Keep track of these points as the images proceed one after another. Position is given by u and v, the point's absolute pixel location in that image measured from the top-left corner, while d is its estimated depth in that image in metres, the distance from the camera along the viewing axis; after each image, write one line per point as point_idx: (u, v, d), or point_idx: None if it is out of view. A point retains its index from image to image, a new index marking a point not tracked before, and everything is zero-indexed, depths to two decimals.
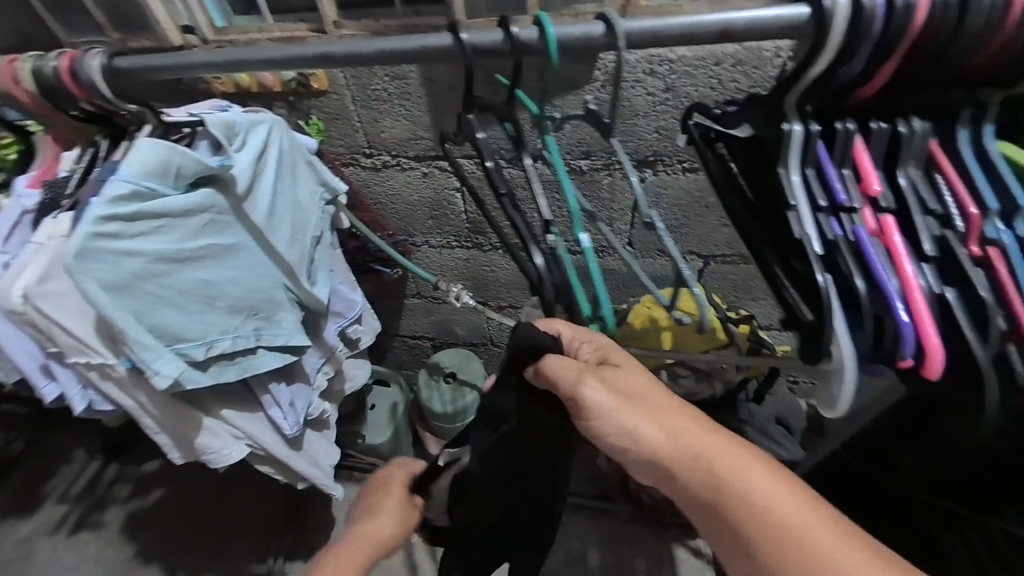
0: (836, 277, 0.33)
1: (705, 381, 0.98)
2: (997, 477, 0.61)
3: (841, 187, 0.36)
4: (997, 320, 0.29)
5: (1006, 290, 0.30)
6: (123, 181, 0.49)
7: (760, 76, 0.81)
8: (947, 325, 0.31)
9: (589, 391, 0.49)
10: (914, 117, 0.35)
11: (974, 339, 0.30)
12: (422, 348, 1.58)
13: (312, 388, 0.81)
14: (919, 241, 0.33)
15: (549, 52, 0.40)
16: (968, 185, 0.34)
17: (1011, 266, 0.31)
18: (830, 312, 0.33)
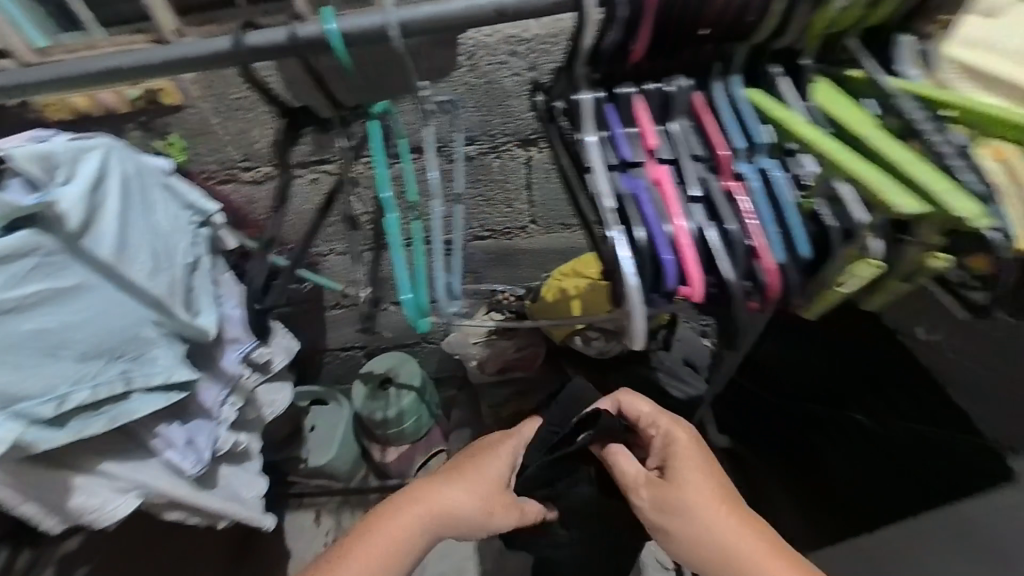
0: (625, 230, 0.37)
1: (614, 339, 1.06)
2: (889, 393, 0.68)
3: (628, 145, 0.40)
4: (738, 243, 0.35)
5: (747, 218, 0.36)
6: None
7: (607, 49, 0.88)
8: (707, 254, 0.36)
9: (637, 495, 0.65)
10: (676, 77, 0.41)
11: (725, 262, 0.35)
12: (356, 357, 1.54)
13: (217, 423, 0.77)
14: (686, 186, 0.38)
15: (334, 48, 0.41)
16: (723, 133, 0.39)
17: (752, 197, 0.36)
18: (621, 262, 0.36)
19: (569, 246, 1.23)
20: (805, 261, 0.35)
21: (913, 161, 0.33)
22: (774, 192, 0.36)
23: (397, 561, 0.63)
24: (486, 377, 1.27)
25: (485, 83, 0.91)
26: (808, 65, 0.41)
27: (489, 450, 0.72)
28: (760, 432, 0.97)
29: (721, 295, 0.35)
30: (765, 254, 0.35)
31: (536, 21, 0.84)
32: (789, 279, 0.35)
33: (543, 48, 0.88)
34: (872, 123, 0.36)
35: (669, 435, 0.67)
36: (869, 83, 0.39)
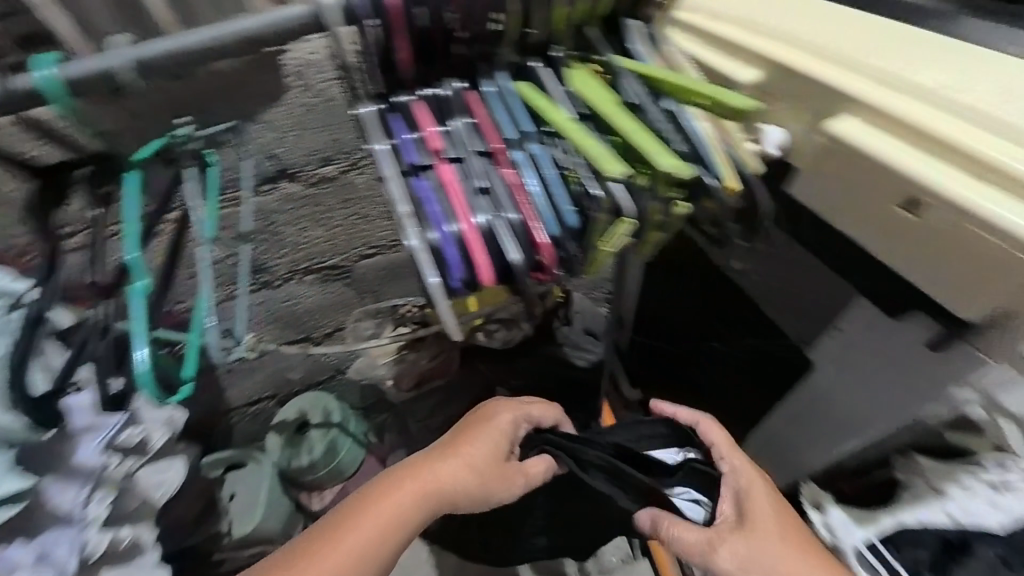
0: (418, 233, 0.38)
1: (513, 326, 1.10)
2: (732, 323, 0.78)
3: (416, 150, 0.42)
4: (518, 227, 0.38)
5: (524, 200, 0.39)
6: None
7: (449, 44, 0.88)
8: (495, 241, 0.38)
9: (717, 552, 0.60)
10: (449, 82, 0.44)
11: (510, 246, 0.38)
12: (267, 410, 1.43)
13: (76, 529, 0.58)
14: (470, 180, 0.41)
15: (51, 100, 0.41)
16: (497, 126, 0.43)
17: (524, 182, 0.40)
18: (418, 264, 0.37)
19: None
20: (573, 231, 0.39)
21: (636, 129, 0.40)
22: (541, 175, 0.40)
23: (395, 537, 0.59)
24: (405, 393, 1.26)
25: (324, 100, 0.88)
26: (560, 55, 0.46)
27: (490, 417, 0.71)
28: (662, 369, 1.09)
29: (513, 276, 0.38)
30: (538, 231, 0.38)
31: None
32: (566, 250, 0.39)
33: None
34: (611, 98, 0.42)
35: (741, 474, 0.65)
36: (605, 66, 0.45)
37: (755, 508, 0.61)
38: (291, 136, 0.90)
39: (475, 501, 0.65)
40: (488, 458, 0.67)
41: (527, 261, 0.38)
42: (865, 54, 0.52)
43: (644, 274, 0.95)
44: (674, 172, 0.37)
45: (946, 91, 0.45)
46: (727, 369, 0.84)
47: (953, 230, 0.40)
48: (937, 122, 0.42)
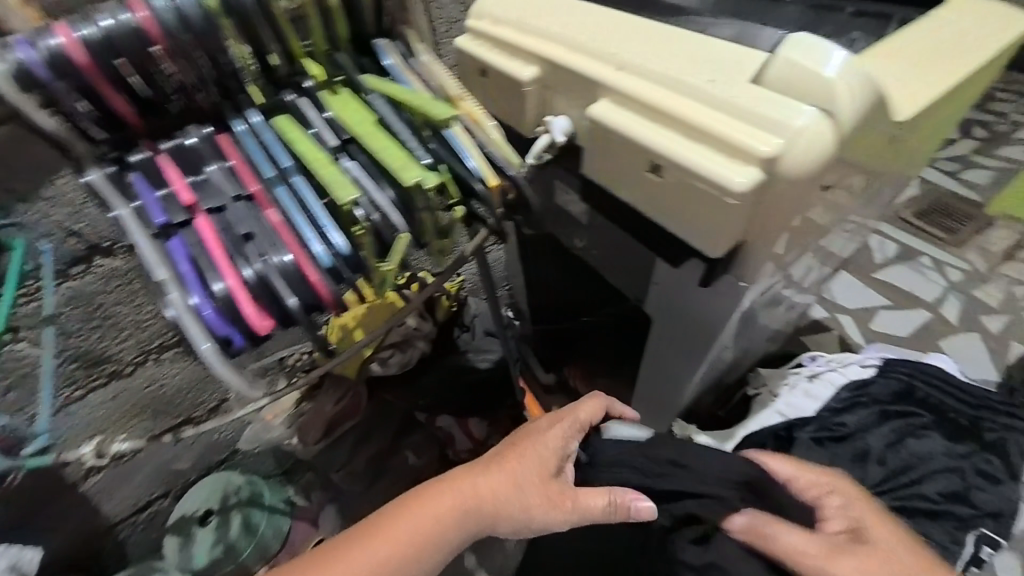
0: (178, 298, 0.36)
1: (408, 347, 1.09)
2: (589, 290, 0.85)
3: (167, 208, 0.39)
4: (286, 269, 0.37)
5: (288, 240, 0.38)
6: None
7: None
8: (266, 287, 0.37)
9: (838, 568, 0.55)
10: (191, 130, 0.42)
11: (282, 289, 0.36)
12: (164, 510, 1.25)
13: None
14: (230, 228, 0.39)
15: None
16: (254, 166, 0.41)
17: (288, 218, 0.39)
18: (181, 333, 0.35)
19: None
20: (346, 258, 0.38)
21: (386, 145, 0.40)
22: (303, 209, 0.39)
23: (422, 554, 0.58)
24: (315, 446, 1.17)
25: None
26: (313, 85, 0.45)
27: (541, 429, 0.66)
28: (563, 345, 1.16)
29: (293, 320, 0.37)
30: (308, 267, 0.37)
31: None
32: (343, 280, 0.38)
33: None
34: (363, 119, 0.43)
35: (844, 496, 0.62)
36: (354, 88, 0.46)
37: (866, 523, 0.59)
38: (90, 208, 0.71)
39: (506, 525, 0.61)
40: (535, 477, 0.62)
41: (303, 300, 0.37)
42: (604, 38, 0.56)
43: (526, 256, 1.02)
44: (423, 183, 0.38)
45: (649, 59, 0.50)
46: (601, 333, 0.91)
47: (683, 183, 0.46)
48: (647, 94, 0.48)
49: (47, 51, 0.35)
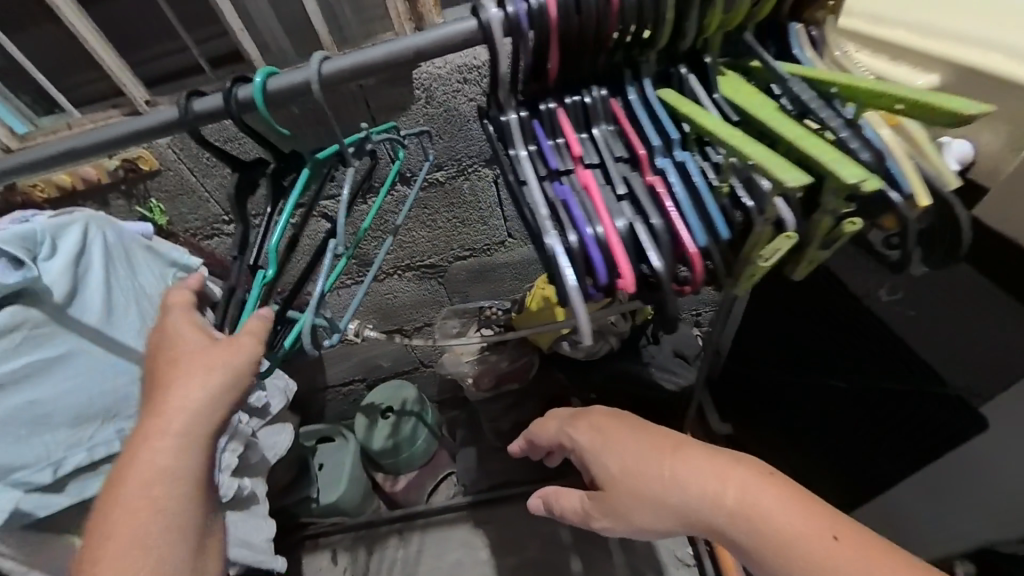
0: (559, 234, 0.40)
1: (601, 339, 1.07)
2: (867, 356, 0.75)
3: (555, 157, 0.44)
4: (662, 237, 0.40)
5: (668, 210, 0.41)
6: None
7: None
8: (639, 253, 0.41)
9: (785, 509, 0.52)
10: (593, 88, 0.45)
11: (655, 260, 0.40)
12: (357, 391, 1.64)
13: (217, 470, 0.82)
14: (611, 187, 0.44)
15: (256, 101, 0.49)
16: (639, 133, 0.44)
17: (669, 185, 0.42)
18: (562, 265, 0.40)
19: None
20: (719, 237, 0.41)
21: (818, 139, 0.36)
22: (690, 183, 0.42)
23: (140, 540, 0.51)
24: (483, 393, 1.30)
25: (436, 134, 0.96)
26: (714, 61, 0.44)
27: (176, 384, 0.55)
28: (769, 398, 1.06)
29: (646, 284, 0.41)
30: (687, 240, 0.40)
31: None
32: (709, 256, 0.41)
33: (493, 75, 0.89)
34: (774, 110, 0.40)
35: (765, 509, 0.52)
36: (768, 74, 0.43)
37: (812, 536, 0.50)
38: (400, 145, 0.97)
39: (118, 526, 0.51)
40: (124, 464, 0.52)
41: (664, 265, 0.40)
42: None
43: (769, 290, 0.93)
44: (865, 185, 0.33)
45: None
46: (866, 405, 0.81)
47: None
48: None
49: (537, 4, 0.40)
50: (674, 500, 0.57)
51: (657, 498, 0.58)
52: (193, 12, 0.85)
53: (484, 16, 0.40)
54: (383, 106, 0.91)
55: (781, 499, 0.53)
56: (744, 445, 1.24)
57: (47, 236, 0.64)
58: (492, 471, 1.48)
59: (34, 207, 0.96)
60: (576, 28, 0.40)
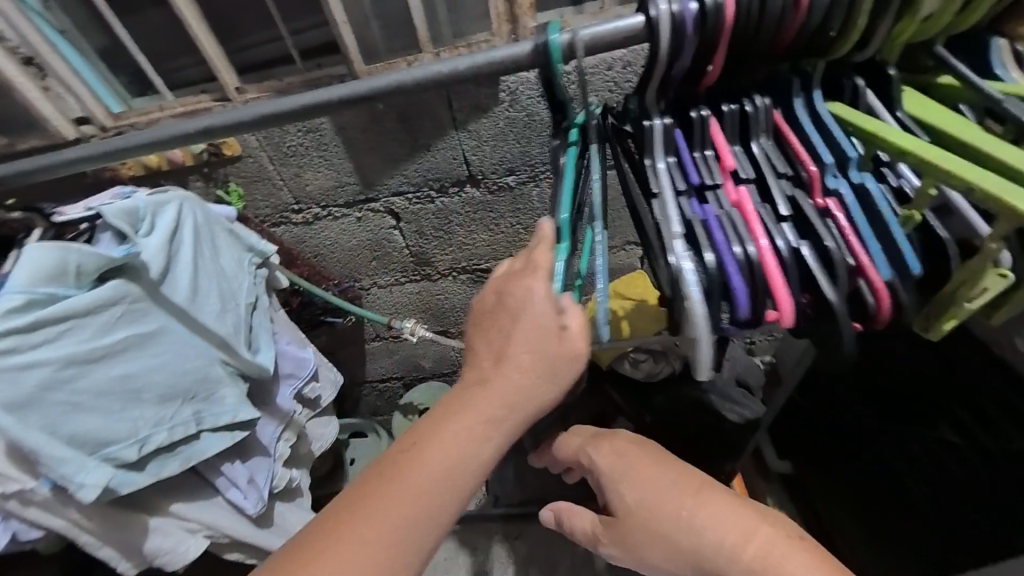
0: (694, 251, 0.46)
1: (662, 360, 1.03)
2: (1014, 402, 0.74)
3: (700, 171, 0.50)
4: (835, 264, 0.45)
5: (844, 234, 0.46)
6: (15, 292, 0.50)
7: (616, 80, 0.86)
8: (806, 278, 0.46)
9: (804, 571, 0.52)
10: (756, 99, 0.51)
11: (829, 286, 0.45)
12: (393, 389, 1.63)
13: (274, 459, 0.78)
14: (767, 205, 0.49)
15: (551, 55, 0.54)
16: (810, 148, 0.50)
17: (847, 209, 0.48)
18: (692, 287, 0.44)
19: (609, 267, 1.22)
20: (911, 267, 0.46)
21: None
22: (877, 205, 0.47)
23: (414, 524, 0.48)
24: None
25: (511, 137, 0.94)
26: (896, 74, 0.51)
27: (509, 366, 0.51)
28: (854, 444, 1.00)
29: (821, 311, 0.46)
30: (873, 273, 0.45)
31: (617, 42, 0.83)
32: (897, 294, 0.46)
33: (582, 78, 0.86)
34: (968, 128, 0.47)
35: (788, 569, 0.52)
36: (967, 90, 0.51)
37: None
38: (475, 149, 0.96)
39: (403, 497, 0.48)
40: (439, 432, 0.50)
41: (837, 295, 0.45)
42: None
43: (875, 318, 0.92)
44: None
45: None
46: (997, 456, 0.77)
47: None
48: None
49: (709, 10, 0.45)
50: (690, 544, 0.55)
51: (671, 538, 0.56)
52: (294, 4, 0.87)
53: (654, 13, 0.47)
54: (467, 105, 0.90)
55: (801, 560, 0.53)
56: (803, 487, 1.17)
57: (147, 213, 0.65)
58: (525, 484, 1.45)
59: (120, 183, 0.98)
60: (754, 20, 0.46)
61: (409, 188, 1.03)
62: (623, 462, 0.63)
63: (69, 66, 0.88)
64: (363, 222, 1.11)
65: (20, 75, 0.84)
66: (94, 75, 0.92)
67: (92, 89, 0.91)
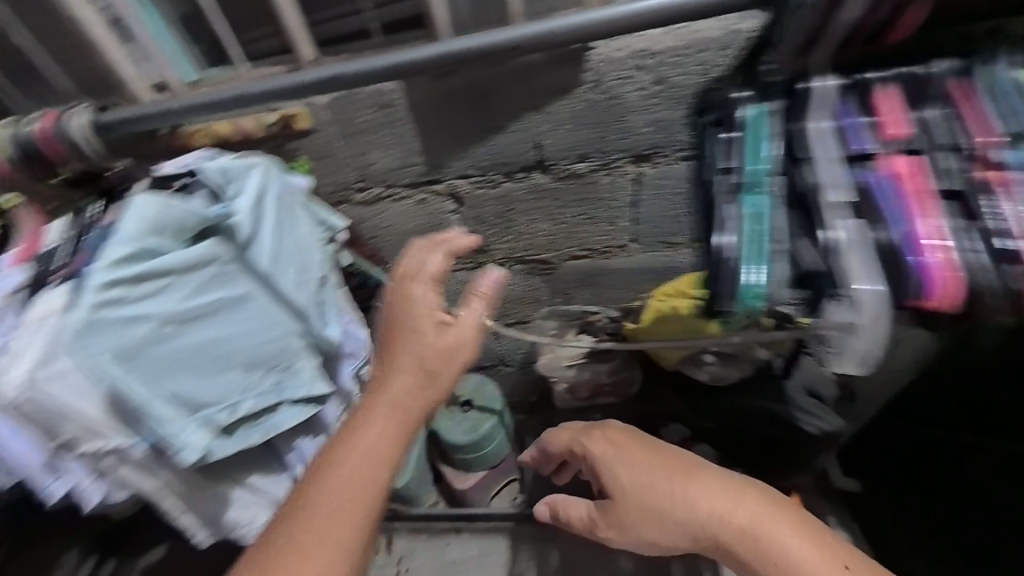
0: (857, 219, 0.50)
1: (732, 363, 0.98)
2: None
3: (871, 137, 0.53)
4: (993, 229, 0.46)
5: (1014, 206, 0.46)
6: (124, 242, 0.50)
7: (711, 62, 0.82)
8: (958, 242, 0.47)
9: (790, 536, 0.66)
10: (932, 69, 0.55)
11: (984, 252, 0.46)
12: None
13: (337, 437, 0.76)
14: (935, 177, 0.50)
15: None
16: (981, 121, 0.52)
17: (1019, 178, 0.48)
18: (842, 250, 0.48)
19: (672, 264, 1.17)
20: None
21: None
22: None
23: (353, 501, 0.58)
24: (577, 401, 1.25)
25: (590, 123, 0.91)
26: None
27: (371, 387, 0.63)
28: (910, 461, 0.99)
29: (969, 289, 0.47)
30: None
31: (716, 22, 0.79)
32: None
33: (672, 61, 0.82)
34: None
35: (773, 533, 0.67)
36: None
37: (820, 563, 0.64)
38: (551, 130, 0.93)
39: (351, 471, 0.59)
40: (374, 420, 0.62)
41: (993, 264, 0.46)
42: None
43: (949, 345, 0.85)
44: None
45: None
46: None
47: None
48: None
49: None
50: (685, 518, 0.71)
51: (672, 514, 0.71)
52: None
53: None
54: (548, 86, 0.87)
55: (787, 527, 0.67)
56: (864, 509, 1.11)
57: (237, 174, 0.63)
58: None
59: (189, 151, 0.97)
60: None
61: (477, 170, 1.01)
62: (625, 452, 0.80)
63: (150, 30, 0.88)
64: (423, 204, 1.08)
65: (106, 36, 0.84)
66: (172, 41, 0.91)
67: (168, 54, 0.90)
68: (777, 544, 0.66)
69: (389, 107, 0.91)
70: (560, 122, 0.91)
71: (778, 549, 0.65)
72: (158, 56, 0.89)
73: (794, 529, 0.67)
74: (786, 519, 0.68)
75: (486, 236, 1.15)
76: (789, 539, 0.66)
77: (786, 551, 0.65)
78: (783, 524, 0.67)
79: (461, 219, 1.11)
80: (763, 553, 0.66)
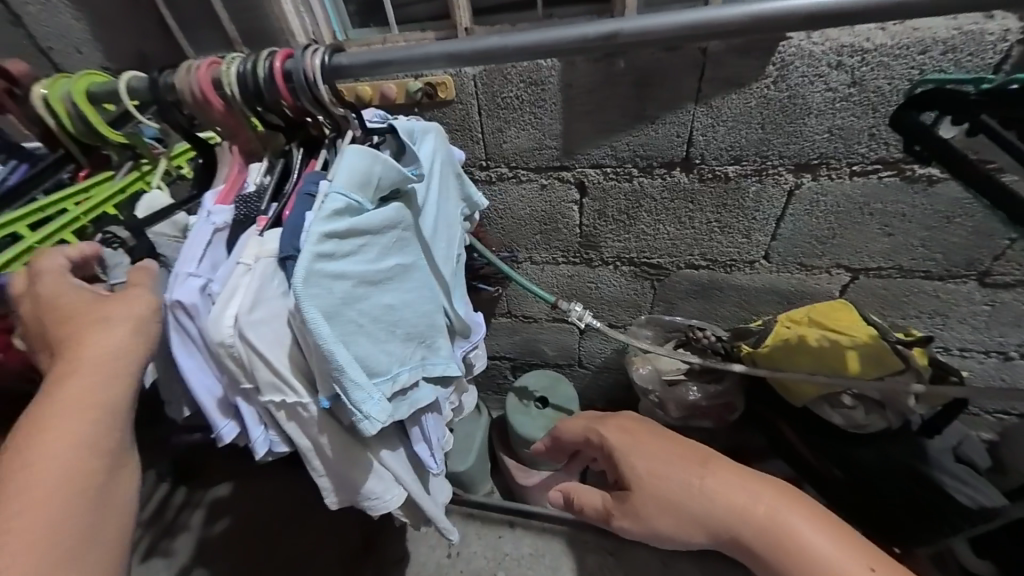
0: None
1: (877, 412, 0.91)
2: None
3: None
4: None
5: None
6: (338, 193, 0.46)
7: (924, 65, 0.71)
8: None
9: (799, 526, 0.55)
10: None
11: None
12: (500, 367, 1.57)
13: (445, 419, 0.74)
14: None
15: None
16: None
17: None
18: None
19: (799, 289, 1.07)
20: None
21: None
22: None
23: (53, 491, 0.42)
24: (669, 418, 1.17)
25: (757, 123, 0.82)
26: None
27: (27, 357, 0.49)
28: None
29: None
30: None
31: (947, 20, 0.68)
32: None
33: (879, 61, 0.72)
34: None
35: (782, 521, 0.55)
36: None
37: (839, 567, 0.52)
38: (710, 125, 0.84)
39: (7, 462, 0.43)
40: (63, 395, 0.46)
41: None
42: None
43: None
44: None
45: None
46: None
47: None
48: None
49: None
50: (699, 510, 0.59)
51: (688, 508, 0.60)
52: None
53: None
54: (724, 76, 0.78)
55: (804, 521, 0.55)
56: None
57: (419, 136, 0.63)
58: None
59: None
60: None
61: (612, 161, 0.94)
62: (634, 440, 0.68)
63: None
64: (545, 189, 1.03)
65: None
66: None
67: (325, 11, 0.91)
68: (792, 536, 0.54)
69: (536, 84, 0.87)
70: (725, 118, 0.83)
71: (794, 544, 0.54)
72: (316, 13, 0.90)
73: (801, 520, 0.56)
74: (798, 505, 0.57)
75: (602, 233, 1.09)
76: (804, 530, 0.55)
77: (801, 549, 0.54)
78: (790, 514, 0.56)
79: (580, 211, 1.06)
80: (781, 555, 0.54)
